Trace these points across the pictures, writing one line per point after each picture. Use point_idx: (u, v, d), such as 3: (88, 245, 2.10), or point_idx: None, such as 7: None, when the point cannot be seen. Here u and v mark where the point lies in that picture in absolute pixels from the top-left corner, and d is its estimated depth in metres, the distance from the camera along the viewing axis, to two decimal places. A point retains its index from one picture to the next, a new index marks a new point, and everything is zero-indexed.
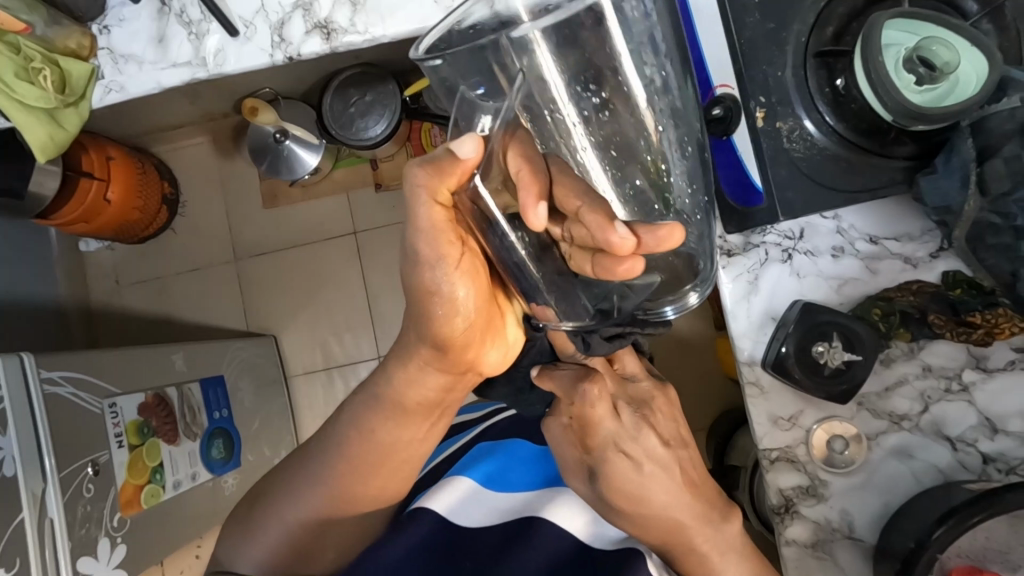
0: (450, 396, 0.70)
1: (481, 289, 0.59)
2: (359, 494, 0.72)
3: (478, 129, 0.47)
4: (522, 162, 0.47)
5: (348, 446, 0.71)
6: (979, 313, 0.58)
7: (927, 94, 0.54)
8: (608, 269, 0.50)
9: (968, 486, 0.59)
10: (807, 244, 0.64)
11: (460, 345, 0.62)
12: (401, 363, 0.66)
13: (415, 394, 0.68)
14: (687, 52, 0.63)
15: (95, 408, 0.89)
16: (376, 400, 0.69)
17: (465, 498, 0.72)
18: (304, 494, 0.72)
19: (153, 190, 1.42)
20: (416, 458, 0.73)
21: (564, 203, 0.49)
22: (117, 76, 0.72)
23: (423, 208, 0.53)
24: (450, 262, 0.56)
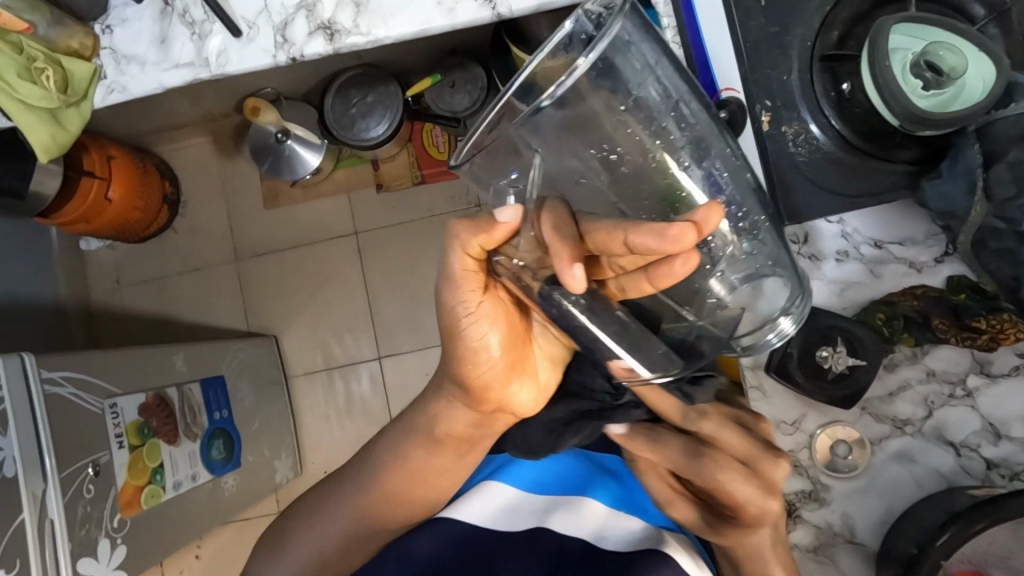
0: (482, 431, 0.72)
1: (508, 333, 0.64)
2: (393, 508, 0.75)
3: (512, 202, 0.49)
4: (554, 230, 0.46)
5: (387, 466, 0.75)
6: (983, 318, 0.57)
7: (934, 98, 0.54)
8: (664, 275, 0.46)
9: (971, 492, 0.58)
10: (810, 248, 0.64)
11: (488, 384, 0.66)
12: (436, 394, 0.71)
13: (445, 426, 0.71)
14: (690, 52, 0.62)
15: (95, 408, 0.88)
16: (411, 426, 0.74)
17: (493, 505, 0.73)
18: (341, 510, 0.75)
19: (154, 189, 1.41)
20: (449, 486, 0.75)
21: (607, 246, 0.46)
22: (119, 76, 0.72)
23: (457, 258, 0.58)
24: (480, 305, 0.62)
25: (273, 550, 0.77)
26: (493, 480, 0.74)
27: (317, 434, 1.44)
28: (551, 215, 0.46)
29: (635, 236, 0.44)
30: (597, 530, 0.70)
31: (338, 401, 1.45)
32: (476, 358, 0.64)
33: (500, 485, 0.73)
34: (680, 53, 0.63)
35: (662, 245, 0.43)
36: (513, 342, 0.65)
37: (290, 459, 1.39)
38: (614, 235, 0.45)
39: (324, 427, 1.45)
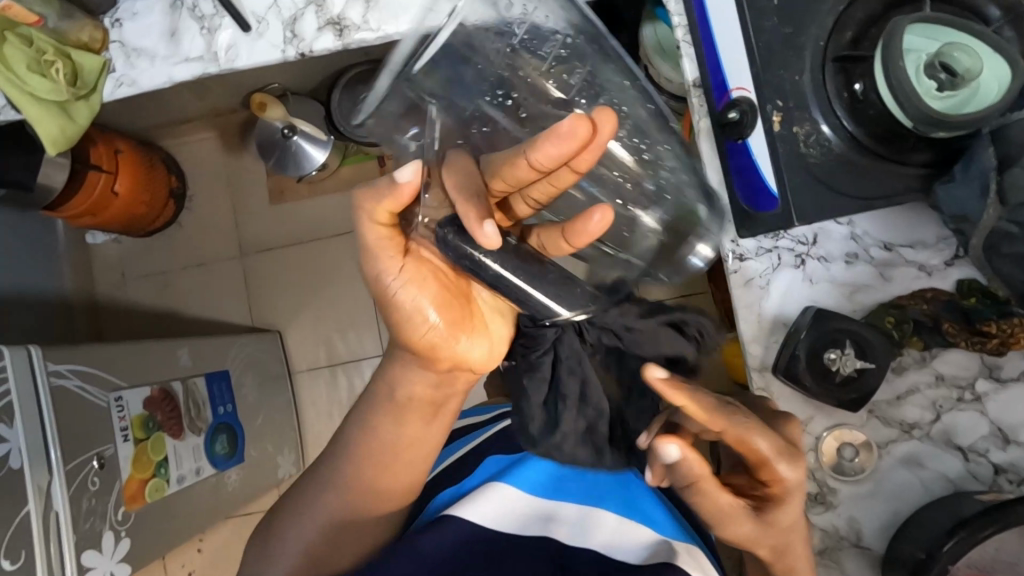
0: (443, 391, 0.70)
1: (446, 291, 0.61)
2: (370, 491, 0.72)
3: (416, 162, 0.54)
4: (454, 181, 0.52)
5: (354, 442, 0.72)
6: (994, 323, 0.57)
7: (949, 100, 0.53)
8: (582, 230, 0.53)
9: (979, 497, 0.58)
10: (820, 250, 0.64)
11: (438, 347, 0.63)
12: (387, 365, 0.70)
13: (406, 391, 0.69)
14: (702, 54, 0.64)
15: (101, 401, 0.89)
16: (373, 397, 0.72)
17: (502, 504, 0.72)
18: (320, 500, 0.72)
19: (160, 183, 1.41)
20: (417, 452, 0.73)
21: (517, 172, 0.52)
22: (129, 70, 0.72)
23: (367, 228, 0.58)
24: (420, 273, 0.60)
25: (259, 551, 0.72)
26: (501, 481, 0.74)
27: (320, 430, 1.45)
28: (453, 168, 0.52)
29: (536, 152, 0.49)
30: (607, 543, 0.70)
31: (340, 398, 1.45)
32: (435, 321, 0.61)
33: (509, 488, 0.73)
34: (693, 61, 0.65)
35: (566, 147, 0.48)
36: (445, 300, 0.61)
37: (292, 454, 1.39)
38: (519, 159, 0.51)
39: (326, 424, 1.45)
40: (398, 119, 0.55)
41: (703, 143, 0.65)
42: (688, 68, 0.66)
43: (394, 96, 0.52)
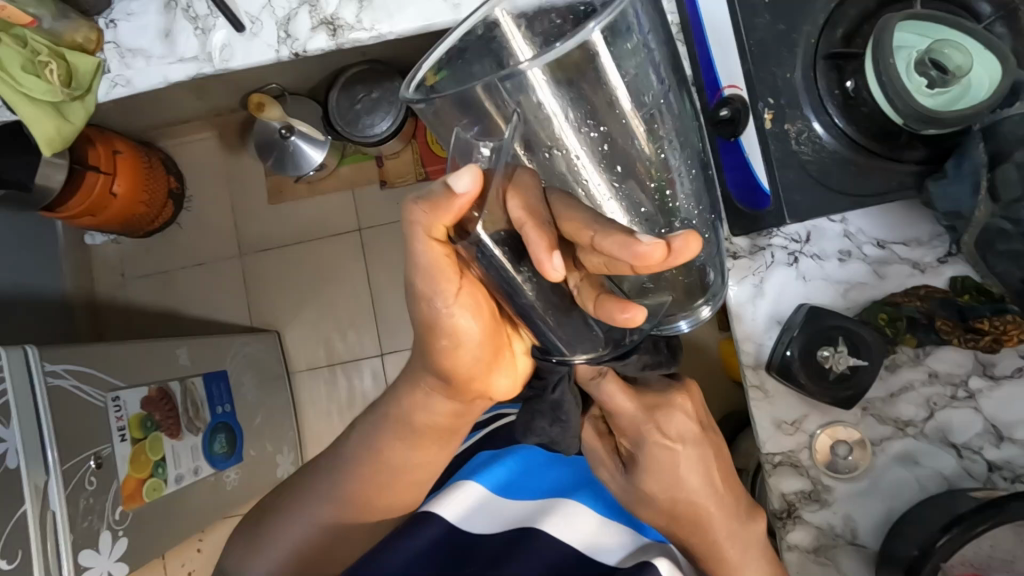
0: (461, 417, 0.68)
1: (485, 320, 0.56)
2: (370, 503, 0.72)
3: (477, 164, 0.43)
4: (519, 202, 0.43)
5: (363, 460, 0.71)
6: (987, 319, 0.57)
7: (939, 97, 0.53)
8: (608, 319, 0.43)
9: (973, 494, 0.58)
10: (813, 248, 0.64)
11: (466, 376, 0.59)
12: (408, 386, 0.66)
13: (423, 418, 0.67)
14: (695, 54, 0.64)
15: (98, 401, 0.89)
16: (387, 418, 0.69)
17: (473, 505, 0.73)
18: (316, 506, 0.73)
19: (158, 184, 1.42)
20: (427, 472, 0.73)
21: (575, 237, 0.41)
22: (123, 70, 0.72)
23: (419, 246, 0.50)
24: (456, 293, 0.54)
25: (253, 550, 0.73)
26: (473, 479, 0.75)
27: (319, 429, 1.45)
28: (519, 185, 0.43)
29: (603, 238, 0.38)
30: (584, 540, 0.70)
31: (340, 397, 1.46)
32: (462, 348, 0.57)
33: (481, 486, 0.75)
34: (687, 60, 0.65)
35: (627, 257, 0.36)
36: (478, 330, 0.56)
37: (291, 453, 1.39)
38: (584, 230, 0.40)
39: (325, 423, 1.45)
40: (456, 112, 0.44)
41: None
42: None
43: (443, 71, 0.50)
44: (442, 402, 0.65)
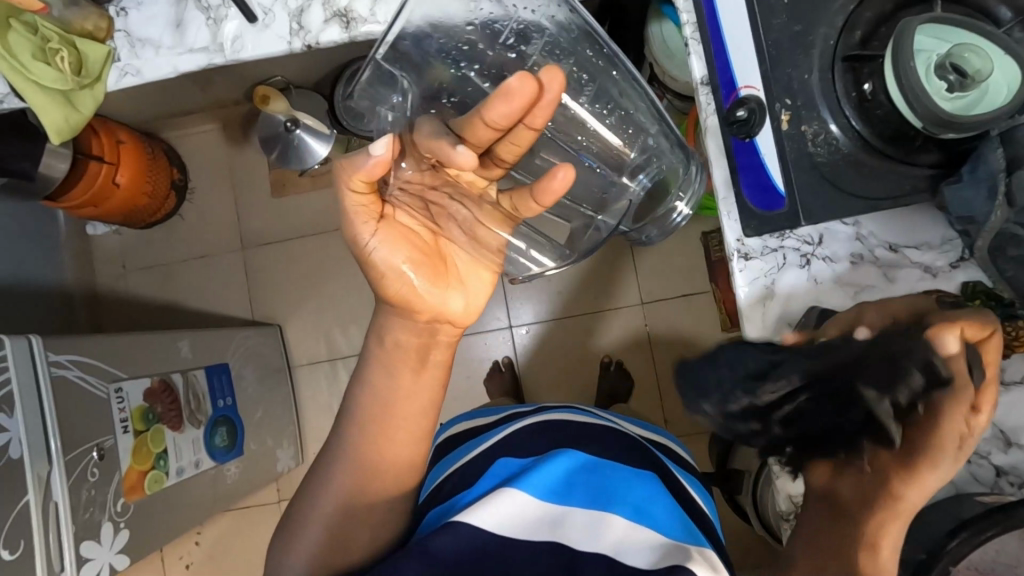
0: (422, 333, 0.61)
1: (412, 244, 0.58)
2: (376, 460, 0.62)
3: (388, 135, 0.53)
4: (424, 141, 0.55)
5: (355, 408, 0.63)
6: (998, 326, 0.57)
7: (958, 101, 0.53)
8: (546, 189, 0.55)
9: (980, 499, 0.58)
10: (826, 250, 0.62)
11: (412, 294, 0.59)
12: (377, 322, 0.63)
13: (391, 341, 0.61)
14: (711, 53, 0.64)
15: (101, 392, 0.88)
16: (368, 353, 0.64)
17: (515, 513, 0.57)
18: (325, 483, 0.62)
19: (162, 175, 1.41)
20: (410, 415, 0.62)
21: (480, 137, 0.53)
22: (133, 59, 0.71)
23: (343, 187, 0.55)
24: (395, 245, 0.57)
25: (276, 553, 0.62)
26: (514, 486, 0.59)
27: (320, 423, 1.44)
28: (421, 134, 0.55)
29: (491, 114, 0.50)
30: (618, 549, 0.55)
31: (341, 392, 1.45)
32: (402, 280, 0.58)
33: (523, 493, 0.59)
34: (702, 59, 0.65)
35: (510, 106, 0.50)
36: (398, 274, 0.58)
37: (291, 448, 1.39)
38: (477, 124, 0.52)
39: (326, 419, 1.45)
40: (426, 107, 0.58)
41: (710, 142, 0.65)
42: (697, 66, 0.65)
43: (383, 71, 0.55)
44: (402, 321, 0.61)
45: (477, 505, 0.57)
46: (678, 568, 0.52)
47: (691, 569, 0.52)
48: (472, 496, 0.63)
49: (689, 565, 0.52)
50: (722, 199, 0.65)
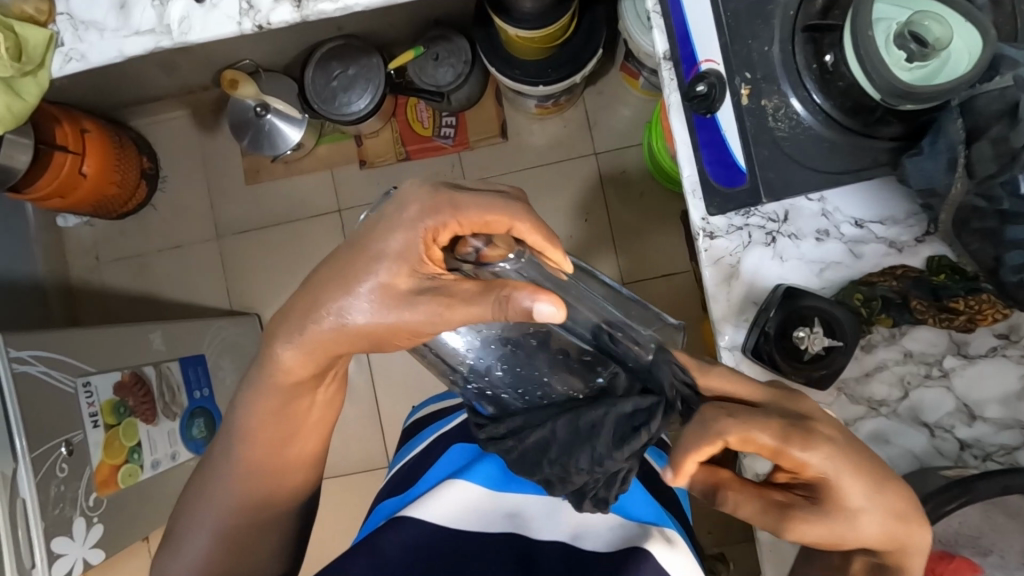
0: (326, 365, 0.61)
1: (408, 264, 0.55)
2: (282, 469, 0.66)
3: (558, 308, 0.51)
4: (527, 230, 0.57)
5: (252, 424, 0.64)
6: (961, 299, 0.57)
7: (917, 71, 0.52)
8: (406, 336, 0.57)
9: (944, 473, 0.58)
10: (791, 227, 0.62)
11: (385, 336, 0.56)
12: (271, 331, 0.59)
13: (284, 373, 0.60)
14: (672, 26, 0.64)
15: (67, 387, 0.87)
16: (253, 373, 0.62)
17: (469, 505, 0.58)
18: (239, 486, 0.65)
19: (130, 164, 1.37)
20: (311, 430, 0.66)
21: (482, 222, 0.56)
22: (77, 43, 0.69)
23: (451, 221, 0.56)
24: (417, 297, 0.54)
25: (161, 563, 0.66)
26: (460, 478, 0.60)
27: None
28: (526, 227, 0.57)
29: (521, 230, 0.57)
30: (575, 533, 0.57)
31: None
32: (348, 262, 0.56)
33: (468, 484, 0.60)
34: (664, 33, 0.64)
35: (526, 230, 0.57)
36: (350, 252, 0.57)
37: None
38: (503, 223, 0.57)
39: None
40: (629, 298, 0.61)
41: (674, 118, 0.64)
42: (659, 40, 0.64)
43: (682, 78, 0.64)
44: (311, 348, 0.58)
45: (427, 497, 0.58)
46: (638, 554, 0.53)
47: (649, 550, 0.54)
48: (425, 485, 0.63)
49: (646, 546, 0.54)
50: (686, 176, 0.64)
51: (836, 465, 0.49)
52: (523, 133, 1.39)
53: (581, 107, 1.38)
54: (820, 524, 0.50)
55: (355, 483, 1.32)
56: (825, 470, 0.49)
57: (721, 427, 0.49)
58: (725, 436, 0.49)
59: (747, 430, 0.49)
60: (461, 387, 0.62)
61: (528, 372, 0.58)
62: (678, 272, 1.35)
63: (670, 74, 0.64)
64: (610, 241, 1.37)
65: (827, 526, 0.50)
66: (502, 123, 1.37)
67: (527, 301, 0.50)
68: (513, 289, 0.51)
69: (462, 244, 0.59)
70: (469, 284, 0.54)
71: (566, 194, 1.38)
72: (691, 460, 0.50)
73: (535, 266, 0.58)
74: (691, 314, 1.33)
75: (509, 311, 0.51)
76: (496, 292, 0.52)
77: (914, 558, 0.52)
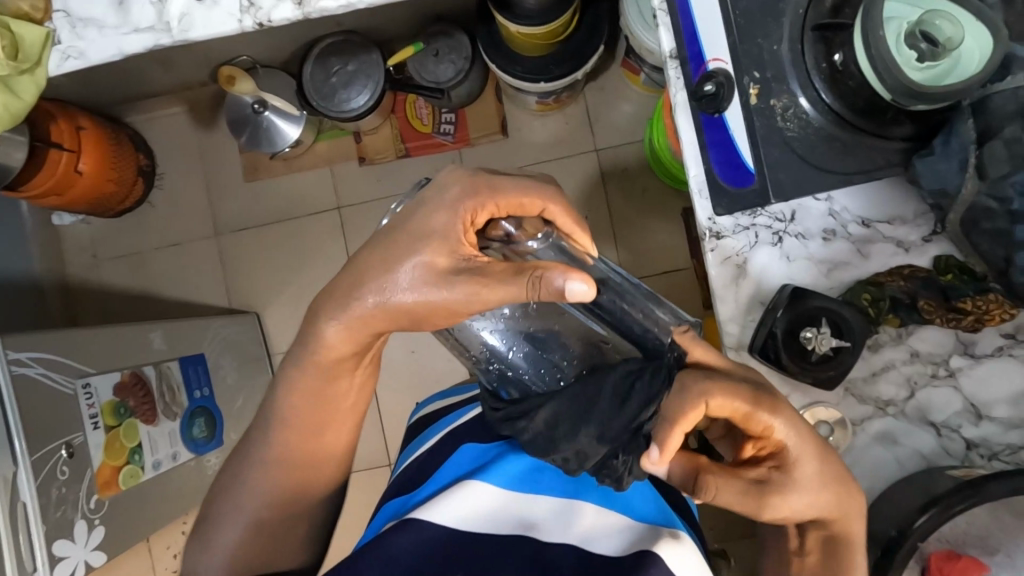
0: (366, 343, 0.61)
1: (441, 247, 0.55)
2: (308, 467, 0.66)
3: (589, 286, 0.51)
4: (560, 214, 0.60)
5: (264, 425, 0.64)
6: (970, 300, 0.57)
7: (928, 71, 0.52)
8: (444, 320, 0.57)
9: (951, 474, 0.58)
10: (798, 227, 0.61)
11: (422, 316, 0.56)
12: (313, 309, 0.60)
13: (325, 353, 0.60)
14: (678, 24, 0.63)
15: (67, 388, 0.86)
16: (292, 356, 0.63)
17: (479, 507, 0.58)
18: (249, 486, 0.65)
19: (128, 161, 1.36)
20: (343, 419, 0.66)
21: (519, 203, 0.58)
22: (75, 41, 0.68)
23: (493, 199, 0.57)
24: (453, 278, 0.54)
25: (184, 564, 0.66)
26: (474, 479, 0.60)
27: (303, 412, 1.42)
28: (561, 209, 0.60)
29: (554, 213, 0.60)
30: (587, 533, 0.57)
31: None
32: (384, 250, 0.56)
33: (483, 485, 0.59)
34: (670, 30, 0.63)
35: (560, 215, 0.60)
36: (391, 235, 0.57)
37: None
38: (537, 204, 0.59)
39: None
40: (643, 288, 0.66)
41: (680, 117, 0.63)
42: (665, 38, 0.64)
43: (690, 76, 0.63)
44: (355, 325, 0.58)
45: (437, 500, 0.58)
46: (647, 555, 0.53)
47: (659, 553, 0.53)
48: (434, 486, 0.63)
49: (657, 549, 0.54)
50: (693, 176, 0.63)
51: (798, 433, 0.53)
52: (524, 130, 1.38)
53: (582, 103, 1.37)
54: (784, 493, 0.53)
55: (357, 481, 1.32)
56: (787, 436, 0.53)
57: (704, 391, 0.51)
58: (707, 397, 0.51)
59: (729, 395, 0.51)
60: (484, 370, 0.65)
61: (548, 355, 0.62)
62: (680, 268, 1.35)
63: (678, 72, 0.63)
64: (611, 238, 1.36)
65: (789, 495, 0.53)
66: (502, 119, 1.36)
67: (560, 280, 0.51)
68: (546, 270, 0.51)
69: (492, 227, 0.61)
70: (501, 265, 0.54)
71: (567, 191, 1.37)
72: (677, 431, 0.51)
73: (561, 250, 0.62)
74: (693, 311, 1.32)
75: (542, 291, 0.51)
76: (530, 273, 0.52)
77: (856, 525, 0.55)
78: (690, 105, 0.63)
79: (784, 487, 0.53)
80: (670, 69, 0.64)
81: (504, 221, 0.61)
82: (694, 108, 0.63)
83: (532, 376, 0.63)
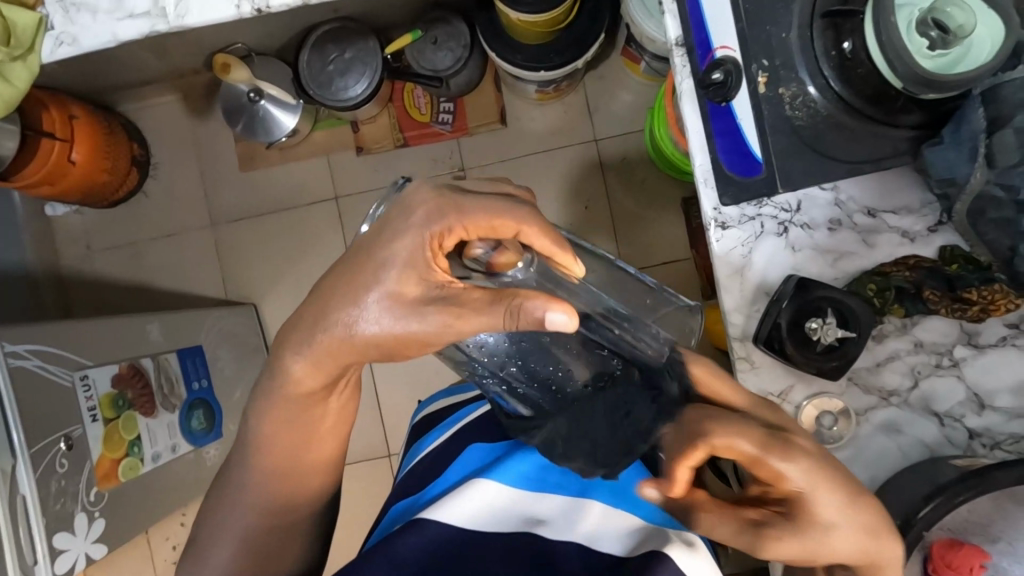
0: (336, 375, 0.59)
1: (419, 262, 0.54)
2: (295, 469, 0.65)
3: (572, 319, 0.51)
4: (541, 237, 0.58)
5: (267, 436, 0.63)
6: (976, 289, 0.57)
7: (938, 60, 0.52)
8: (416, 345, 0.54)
9: (954, 463, 0.58)
10: (803, 216, 0.61)
11: (402, 345, 0.54)
12: (282, 339, 0.59)
13: (294, 386, 0.59)
14: (685, 11, 0.63)
15: (65, 381, 0.85)
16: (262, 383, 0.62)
17: (484, 509, 0.59)
18: (252, 479, 0.64)
19: (121, 150, 1.34)
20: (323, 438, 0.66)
21: (492, 225, 0.56)
22: (68, 26, 0.66)
23: (470, 217, 0.55)
24: (427, 309, 0.53)
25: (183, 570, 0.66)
26: (481, 477, 0.61)
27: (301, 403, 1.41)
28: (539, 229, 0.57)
29: (536, 237, 0.58)
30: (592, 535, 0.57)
31: None
32: (358, 263, 0.54)
33: (491, 483, 0.60)
34: (677, 18, 0.64)
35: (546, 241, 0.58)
36: (358, 259, 0.55)
37: None
38: (512, 227, 0.57)
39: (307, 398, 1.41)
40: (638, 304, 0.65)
41: (686, 105, 0.63)
42: (671, 26, 0.64)
43: (697, 63, 0.63)
44: (320, 359, 0.57)
45: (445, 501, 0.59)
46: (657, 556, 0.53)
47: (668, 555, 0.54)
48: (443, 486, 0.63)
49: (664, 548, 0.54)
50: (699, 165, 0.63)
51: (811, 479, 0.48)
52: (523, 119, 1.37)
53: (581, 92, 1.36)
54: (791, 539, 0.49)
55: (357, 473, 1.32)
56: (800, 482, 0.47)
57: (702, 430, 0.49)
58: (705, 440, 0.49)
59: (732, 432, 0.48)
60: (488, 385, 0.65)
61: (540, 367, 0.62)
62: (680, 259, 1.34)
63: (684, 58, 0.63)
64: (611, 228, 1.36)
65: (803, 543, 0.49)
66: (501, 109, 1.35)
67: (541, 311, 0.50)
68: (527, 299, 0.51)
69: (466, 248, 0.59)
70: (479, 294, 0.53)
71: (568, 181, 1.36)
72: (682, 468, 0.51)
73: (546, 272, 0.61)
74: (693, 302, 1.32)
75: (521, 321, 0.51)
76: (508, 302, 0.51)
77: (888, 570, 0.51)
78: (695, 91, 0.63)
79: (806, 531, 0.48)
80: (677, 54, 0.64)
81: (479, 243, 0.59)
82: (698, 93, 0.63)
83: (530, 393, 0.63)
